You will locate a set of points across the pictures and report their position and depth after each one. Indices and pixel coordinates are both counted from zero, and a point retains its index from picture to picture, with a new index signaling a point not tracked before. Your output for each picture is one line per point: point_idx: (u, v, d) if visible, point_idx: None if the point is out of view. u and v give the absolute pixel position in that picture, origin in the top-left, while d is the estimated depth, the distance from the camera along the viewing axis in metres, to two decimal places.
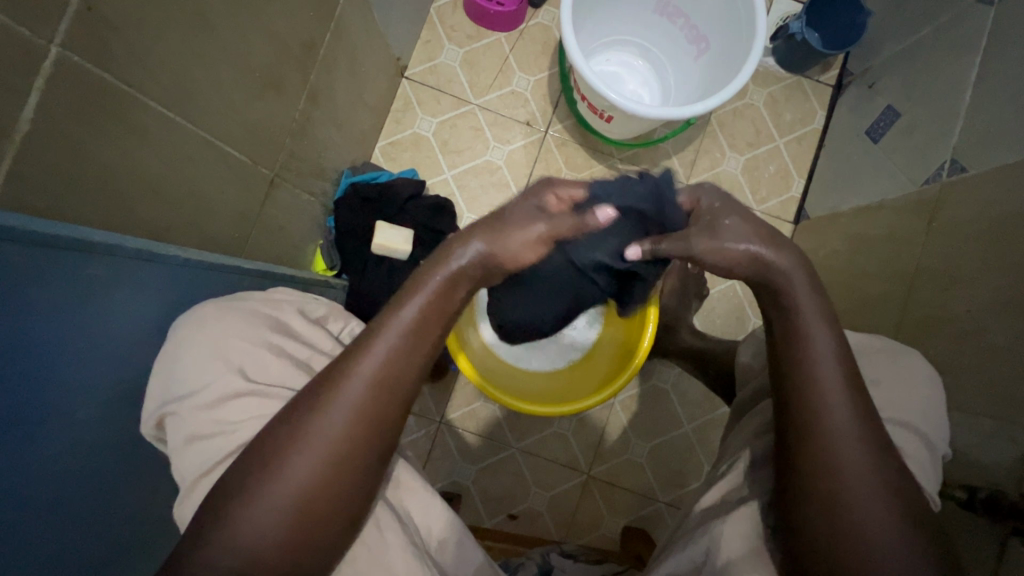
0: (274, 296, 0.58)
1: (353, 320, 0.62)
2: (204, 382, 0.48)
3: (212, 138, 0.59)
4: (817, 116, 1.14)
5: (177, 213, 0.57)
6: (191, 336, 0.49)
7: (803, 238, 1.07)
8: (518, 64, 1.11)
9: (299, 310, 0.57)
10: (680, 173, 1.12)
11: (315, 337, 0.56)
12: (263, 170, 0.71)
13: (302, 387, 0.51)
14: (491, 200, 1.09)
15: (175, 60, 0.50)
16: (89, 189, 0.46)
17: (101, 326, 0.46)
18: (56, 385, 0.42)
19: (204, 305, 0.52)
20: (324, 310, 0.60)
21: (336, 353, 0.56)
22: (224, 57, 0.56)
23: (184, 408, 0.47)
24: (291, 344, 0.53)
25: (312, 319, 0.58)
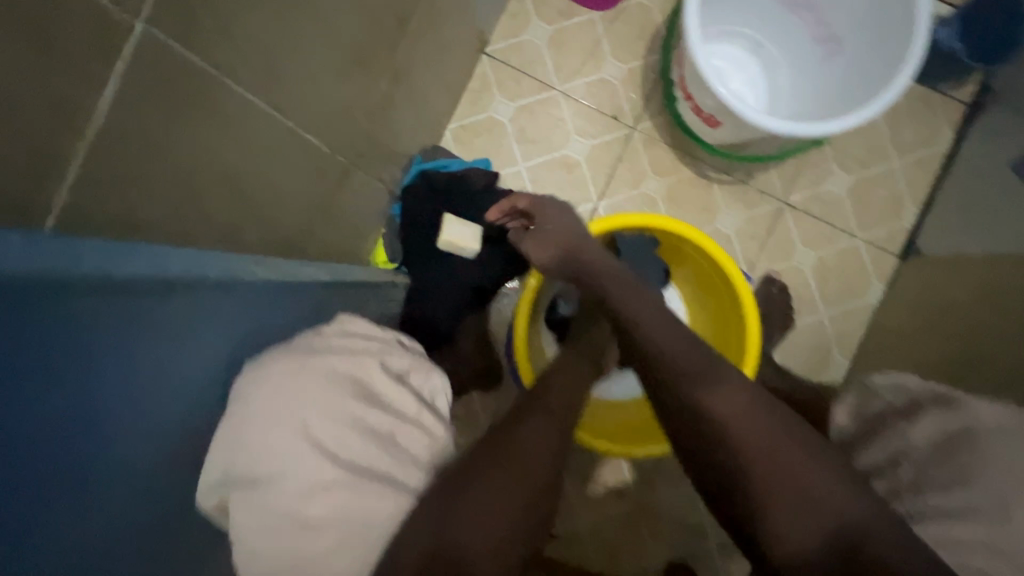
0: (350, 339, 0.50)
1: (436, 372, 0.52)
2: (276, 470, 0.38)
3: (294, 125, 0.52)
4: (943, 137, 1.00)
5: (254, 211, 0.50)
6: (266, 411, 0.40)
7: (910, 276, 0.96)
8: (611, 48, 0.99)
9: (380, 364, 0.48)
10: (778, 188, 1.01)
11: (400, 401, 0.47)
12: (339, 158, 0.63)
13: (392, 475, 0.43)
14: (566, 200, 0.99)
15: (264, 33, 0.42)
16: (164, 191, 0.38)
17: (165, 363, 0.38)
18: (126, 438, 0.34)
19: (272, 362, 0.42)
20: (405, 359, 0.51)
21: (420, 419, 0.48)
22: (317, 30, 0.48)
23: (251, 508, 0.38)
24: (375, 417, 0.44)
25: (395, 373, 0.49)
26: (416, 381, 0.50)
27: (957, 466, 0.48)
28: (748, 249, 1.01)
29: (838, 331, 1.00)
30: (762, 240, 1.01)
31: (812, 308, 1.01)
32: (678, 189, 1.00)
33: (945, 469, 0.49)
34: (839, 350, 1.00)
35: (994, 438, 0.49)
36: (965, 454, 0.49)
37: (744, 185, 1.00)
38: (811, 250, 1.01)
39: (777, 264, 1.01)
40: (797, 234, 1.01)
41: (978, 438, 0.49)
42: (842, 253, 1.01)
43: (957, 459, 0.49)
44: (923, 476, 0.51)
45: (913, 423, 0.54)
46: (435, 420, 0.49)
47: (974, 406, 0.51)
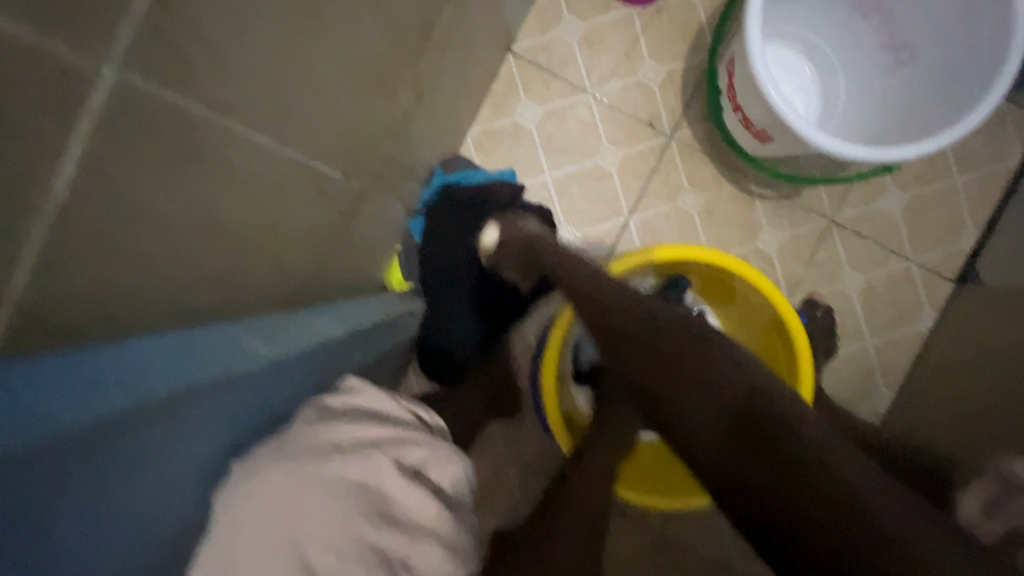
0: (360, 423, 0.50)
1: (456, 463, 0.53)
2: None
3: (303, 156, 0.45)
4: (1011, 152, 0.91)
5: (261, 259, 0.44)
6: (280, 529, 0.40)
7: (967, 305, 0.88)
8: (649, 49, 0.91)
9: (393, 459, 0.48)
10: (826, 206, 0.93)
11: (416, 507, 0.47)
12: (353, 183, 0.57)
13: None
14: (595, 214, 0.92)
15: (262, 55, 0.35)
16: (158, 267, 0.32)
17: (163, 475, 0.34)
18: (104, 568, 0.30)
19: (279, 470, 0.41)
20: (421, 447, 0.52)
21: (438, 527, 0.48)
22: (326, 50, 0.40)
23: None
24: (384, 525, 0.45)
25: (409, 471, 0.49)
26: (434, 475, 0.51)
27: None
28: (790, 272, 0.93)
29: (885, 361, 0.93)
30: (806, 262, 0.93)
31: (857, 336, 0.93)
32: (716, 204, 0.92)
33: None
34: (885, 382, 0.93)
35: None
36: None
37: (789, 201, 0.92)
38: (858, 273, 0.93)
39: (822, 288, 0.93)
40: (845, 256, 0.93)
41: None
42: (893, 277, 0.93)
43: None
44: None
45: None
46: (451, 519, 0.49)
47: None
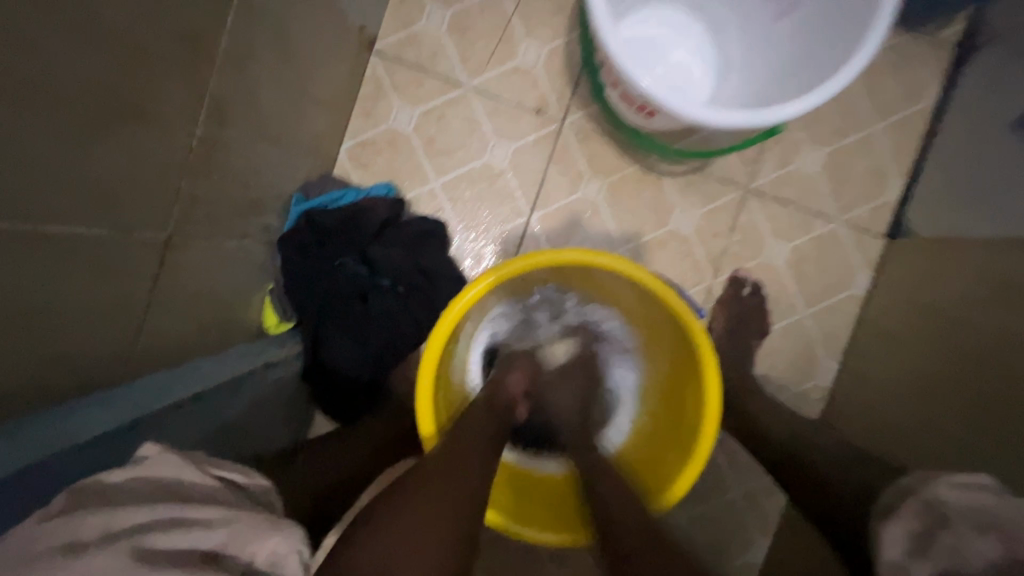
0: (146, 501, 0.35)
1: (277, 536, 0.37)
2: None
3: (34, 226, 0.36)
4: (929, 91, 0.84)
5: (1, 360, 0.36)
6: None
7: (900, 261, 0.82)
8: (525, 28, 0.82)
9: (135, 546, 0.32)
10: (739, 173, 0.85)
11: None
12: (147, 236, 0.48)
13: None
14: (492, 216, 0.85)
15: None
16: None
17: None
18: None
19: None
20: (213, 525, 0.35)
21: None
22: (22, 106, 0.32)
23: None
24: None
25: (196, 561, 0.33)
26: (241, 558, 0.35)
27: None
28: (711, 250, 0.86)
29: (823, 331, 0.87)
30: (726, 237, 0.86)
31: (792, 308, 0.87)
32: (622, 187, 0.85)
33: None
34: (826, 352, 0.87)
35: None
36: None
37: (700, 173, 0.85)
38: (783, 241, 0.86)
39: (747, 262, 0.86)
40: (767, 224, 0.86)
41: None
42: (821, 241, 0.86)
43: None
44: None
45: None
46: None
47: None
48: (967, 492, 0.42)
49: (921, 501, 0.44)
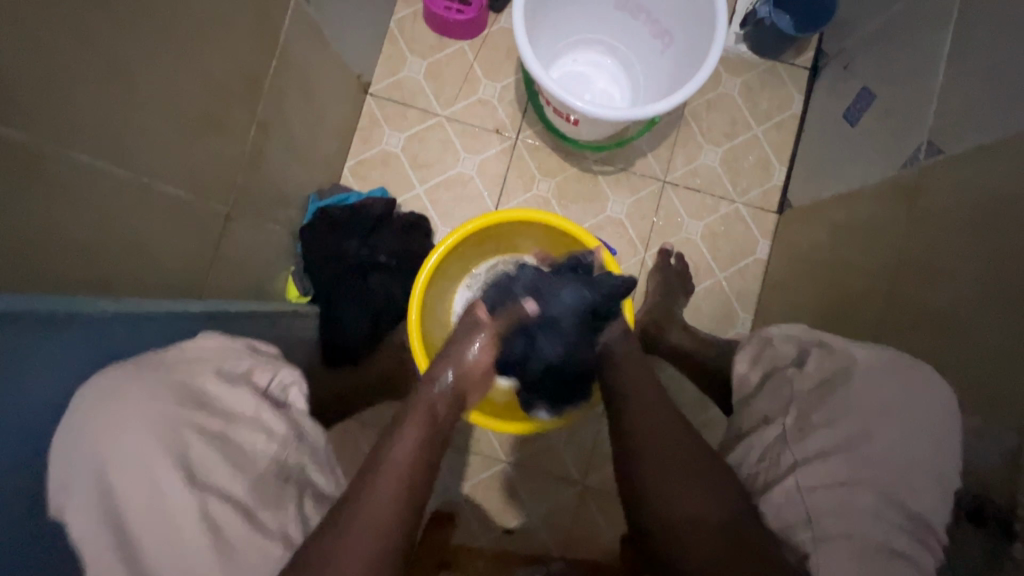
0: (204, 349, 0.55)
1: (284, 369, 0.59)
2: (123, 480, 0.43)
3: (155, 182, 0.57)
4: (795, 101, 1.10)
5: (126, 263, 0.55)
6: (105, 432, 0.44)
7: (786, 228, 1.04)
8: (483, 71, 1.09)
9: (197, 365, 0.53)
10: (657, 170, 1.09)
11: (237, 401, 0.53)
12: (216, 207, 0.69)
13: (226, 465, 0.49)
14: (465, 213, 1.07)
15: (99, 109, 0.49)
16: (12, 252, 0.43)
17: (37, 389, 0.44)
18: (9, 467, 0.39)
19: (110, 372, 0.47)
20: (241, 362, 0.56)
21: (259, 417, 0.54)
22: (157, 104, 0.54)
23: (88, 511, 0.42)
24: (206, 417, 0.49)
25: (235, 375, 0.55)
26: (263, 380, 0.57)
27: (832, 404, 0.53)
28: (640, 229, 1.09)
29: (737, 289, 1.08)
30: (651, 219, 1.09)
31: (709, 272, 1.08)
32: (567, 185, 1.08)
33: (816, 411, 0.53)
34: (741, 306, 1.07)
35: (866, 376, 0.53)
36: (838, 391, 0.53)
37: (626, 172, 1.09)
38: (697, 220, 1.09)
39: (670, 238, 1.09)
40: (682, 208, 1.09)
41: (851, 376, 0.54)
42: (726, 218, 1.09)
43: (833, 396, 0.53)
44: (808, 414, 0.54)
45: (800, 367, 0.59)
46: (274, 415, 0.55)
47: (852, 348, 0.57)
48: (787, 330, 0.64)
49: (759, 339, 0.66)
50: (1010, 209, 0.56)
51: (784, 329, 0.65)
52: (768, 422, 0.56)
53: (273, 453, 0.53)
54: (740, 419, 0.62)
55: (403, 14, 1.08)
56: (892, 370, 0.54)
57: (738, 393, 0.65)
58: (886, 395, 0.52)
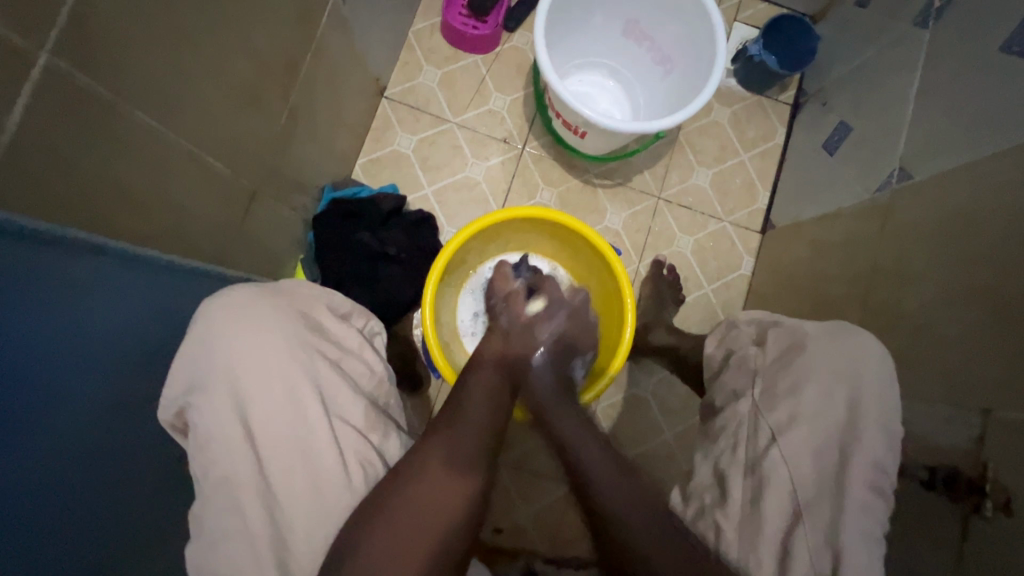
0: (308, 296, 0.67)
1: (373, 319, 0.74)
2: (243, 375, 0.58)
3: (196, 151, 0.60)
4: (778, 133, 1.20)
5: (160, 223, 0.58)
6: (239, 339, 0.58)
7: (768, 247, 1.13)
8: (494, 84, 1.15)
9: (315, 308, 0.66)
10: (652, 187, 1.17)
11: (344, 334, 0.68)
12: (245, 184, 0.72)
13: (343, 381, 0.63)
14: (470, 215, 1.12)
15: (165, 77, 0.52)
16: (68, 195, 0.46)
17: (90, 319, 0.50)
18: (39, 382, 0.44)
19: (244, 290, 0.62)
20: (340, 312, 0.70)
21: (361, 352, 0.68)
22: (211, 78, 0.58)
23: (215, 403, 0.56)
24: (325, 342, 0.64)
25: (338, 315, 0.69)
26: (357, 322, 0.72)
27: (793, 373, 0.65)
28: (635, 242, 1.15)
29: (723, 301, 1.14)
30: (645, 232, 1.15)
31: (698, 285, 1.15)
32: (568, 195, 1.14)
33: (780, 381, 0.65)
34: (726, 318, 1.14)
35: (811, 342, 0.66)
36: (795, 362, 0.66)
37: (624, 186, 1.16)
38: (688, 235, 1.16)
39: (663, 251, 1.15)
40: (674, 223, 1.16)
41: (804, 346, 0.66)
42: (715, 236, 1.16)
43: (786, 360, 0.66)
44: (773, 385, 0.66)
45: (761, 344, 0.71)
46: (373, 354, 0.70)
47: (802, 327, 0.69)
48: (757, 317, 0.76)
49: (725, 325, 0.79)
50: (971, 224, 0.64)
51: (749, 315, 0.79)
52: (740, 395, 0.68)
53: (355, 383, 0.65)
54: (715, 392, 0.74)
55: (421, 25, 1.14)
56: (832, 335, 0.66)
57: (710, 370, 0.79)
58: (834, 359, 0.64)
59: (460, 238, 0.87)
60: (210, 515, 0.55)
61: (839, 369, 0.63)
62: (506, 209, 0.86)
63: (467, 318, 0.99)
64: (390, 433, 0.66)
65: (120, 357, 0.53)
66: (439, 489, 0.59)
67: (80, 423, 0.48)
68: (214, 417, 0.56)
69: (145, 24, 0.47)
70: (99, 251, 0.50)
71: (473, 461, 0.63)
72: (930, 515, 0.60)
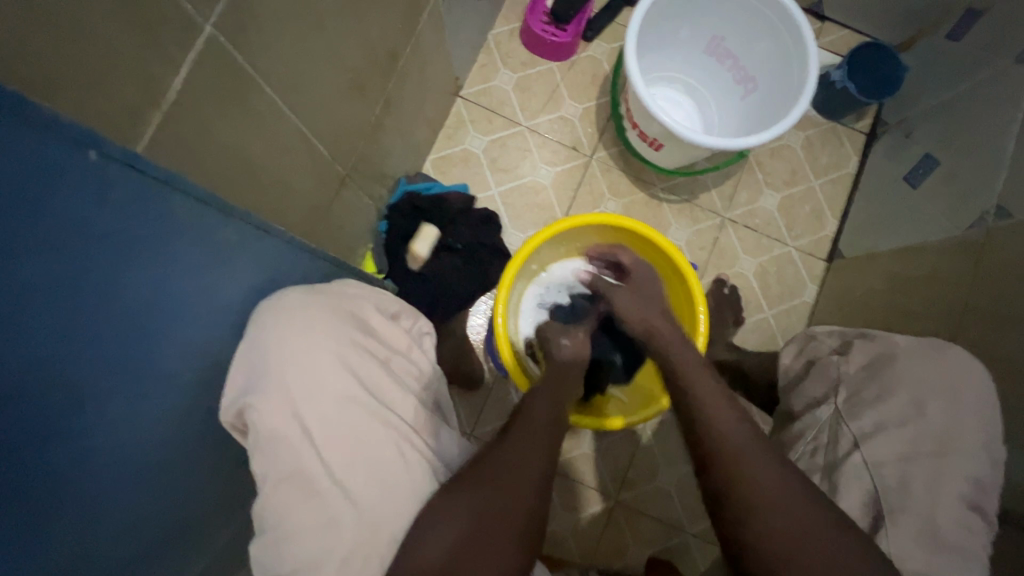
0: (356, 294, 0.66)
1: (422, 319, 0.72)
2: (297, 372, 0.54)
3: (306, 131, 0.61)
4: (851, 161, 1.18)
5: (269, 197, 0.59)
6: (291, 334, 0.56)
7: (836, 276, 1.10)
8: (568, 91, 1.16)
9: (361, 307, 0.65)
10: (718, 206, 1.15)
11: (391, 334, 0.66)
12: (338, 168, 0.73)
13: (391, 380, 0.61)
14: (534, 219, 1.12)
15: (292, 57, 0.53)
16: (206, 160, 0.47)
17: (225, 286, 0.52)
18: (172, 341, 0.45)
19: (296, 290, 0.60)
20: (387, 311, 0.69)
21: (409, 353, 0.67)
22: (331, 61, 0.60)
23: (277, 403, 0.51)
24: (372, 341, 0.62)
25: (387, 314, 0.68)
26: (406, 323, 0.71)
27: (880, 383, 0.65)
28: (697, 259, 1.14)
29: (782, 327, 1.12)
30: (708, 251, 1.14)
31: (758, 308, 1.13)
32: (632, 207, 1.14)
33: (867, 389, 0.65)
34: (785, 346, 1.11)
35: (908, 360, 0.65)
36: (886, 372, 0.65)
37: (690, 204, 1.15)
38: (752, 258, 1.14)
39: (725, 271, 1.14)
40: (738, 245, 1.15)
41: (896, 360, 0.66)
42: (779, 260, 1.14)
43: (882, 376, 0.65)
44: (860, 393, 0.66)
45: (845, 357, 0.70)
46: (420, 355, 0.68)
47: (891, 338, 0.68)
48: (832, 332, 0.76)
49: (802, 338, 0.79)
50: None
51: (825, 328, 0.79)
52: (822, 405, 0.68)
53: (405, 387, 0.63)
54: (791, 401, 0.74)
55: (500, 29, 1.16)
56: (926, 350, 0.65)
57: (786, 379, 0.78)
58: (925, 373, 0.63)
59: (536, 236, 0.86)
60: (282, 500, 0.52)
61: (931, 384, 0.62)
62: (587, 215, 0.86)
63: (538, 289, 1.00)
64: (441, 433, 0.63)
65: (232, 327, 0.54)
66: (481, 503, 0.54)
67: (197, 385, 0.50)
68: (272, 418, 0.51)
69: (287, 7, 0.49)
70: (241, 220, 0.52)
71: (522, 466, 0.59)
72: None
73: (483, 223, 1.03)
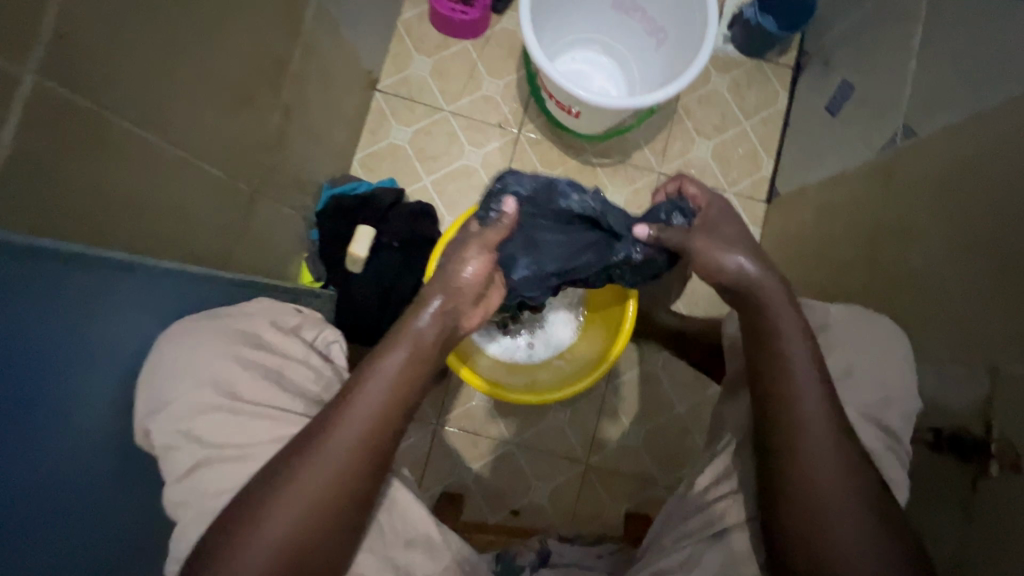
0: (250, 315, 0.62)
1: (327, 327, 0.67)
2: (174, 397, 0.53)
3: (189, 157, 0.61)
4: (780, 97, 1.17)
5: (157, 230, 0.59)
6: (183, 353, 0.55)
7: (775, 214, 1.10)
8: (487, 68, 1.14)
9: (245, 326, 0.60)
10: (652, 162, 1.15)
11: (286, 346, 0.61)
12: (242, 187, 0.73)
13: (282, 391, 0.57)
14: (470, 203, 1.12)
15: (149, 88, 0.52)
16: (68, 208, 0.47)
17: (102, 328, 0.51)
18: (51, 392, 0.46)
19: (181, 324, 0.58)
20: (288, 326, 0.65)
21: (307, 360, 0.62)
22: (200, 83, 0.59)
23: (161, 427, 0.52)
24: (262, 355, 0.58)
25: (286, 328, 0.64)
26: (309, 334, 0.66)
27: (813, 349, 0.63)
28: None
29: None
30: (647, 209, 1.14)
31: None
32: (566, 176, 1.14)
33: None
34: None
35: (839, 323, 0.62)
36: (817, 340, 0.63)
37: (623, 164, 1.15)
38: None
39: None
40: None
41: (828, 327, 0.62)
42: None
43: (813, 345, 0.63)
44: None
45: None
46: (322, 360, 0.63)
47: (826, 308, 0.65)
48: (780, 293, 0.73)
49: None
50: (977, 176, 0.62)
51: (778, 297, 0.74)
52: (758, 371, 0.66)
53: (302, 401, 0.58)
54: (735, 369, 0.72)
55: (409, 14, 1.14)
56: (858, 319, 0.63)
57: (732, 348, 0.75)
58: (860, 336, 0.61)
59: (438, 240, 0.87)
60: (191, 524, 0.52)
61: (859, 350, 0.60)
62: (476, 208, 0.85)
63: None
64: None
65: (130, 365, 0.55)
66: (337, 474, 0.49)
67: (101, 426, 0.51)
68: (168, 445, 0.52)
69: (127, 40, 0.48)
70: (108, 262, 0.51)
71: (384, 420, 0.53)
72: (939, 479, 0.59)
73: (415, 215, 1.02)
